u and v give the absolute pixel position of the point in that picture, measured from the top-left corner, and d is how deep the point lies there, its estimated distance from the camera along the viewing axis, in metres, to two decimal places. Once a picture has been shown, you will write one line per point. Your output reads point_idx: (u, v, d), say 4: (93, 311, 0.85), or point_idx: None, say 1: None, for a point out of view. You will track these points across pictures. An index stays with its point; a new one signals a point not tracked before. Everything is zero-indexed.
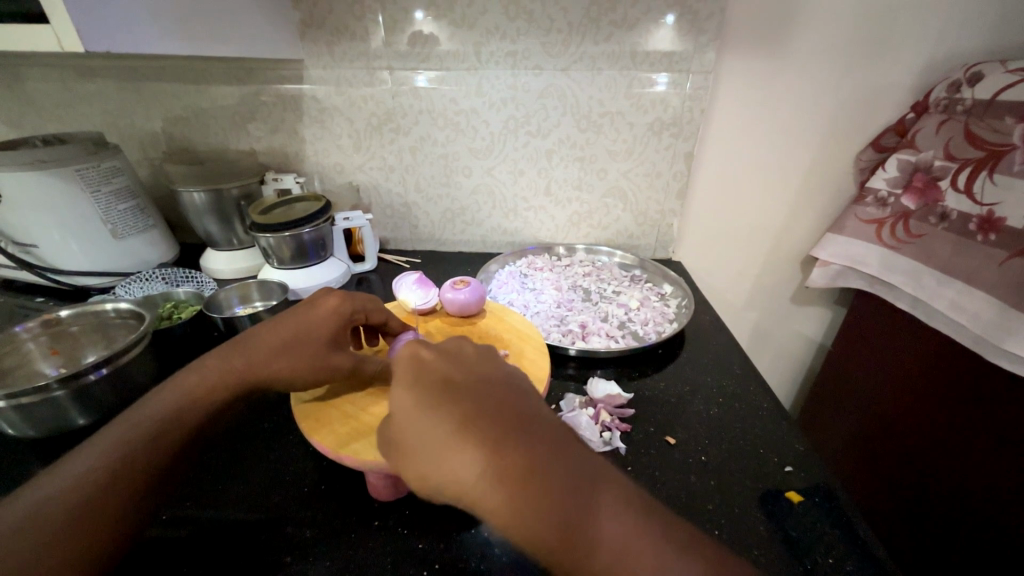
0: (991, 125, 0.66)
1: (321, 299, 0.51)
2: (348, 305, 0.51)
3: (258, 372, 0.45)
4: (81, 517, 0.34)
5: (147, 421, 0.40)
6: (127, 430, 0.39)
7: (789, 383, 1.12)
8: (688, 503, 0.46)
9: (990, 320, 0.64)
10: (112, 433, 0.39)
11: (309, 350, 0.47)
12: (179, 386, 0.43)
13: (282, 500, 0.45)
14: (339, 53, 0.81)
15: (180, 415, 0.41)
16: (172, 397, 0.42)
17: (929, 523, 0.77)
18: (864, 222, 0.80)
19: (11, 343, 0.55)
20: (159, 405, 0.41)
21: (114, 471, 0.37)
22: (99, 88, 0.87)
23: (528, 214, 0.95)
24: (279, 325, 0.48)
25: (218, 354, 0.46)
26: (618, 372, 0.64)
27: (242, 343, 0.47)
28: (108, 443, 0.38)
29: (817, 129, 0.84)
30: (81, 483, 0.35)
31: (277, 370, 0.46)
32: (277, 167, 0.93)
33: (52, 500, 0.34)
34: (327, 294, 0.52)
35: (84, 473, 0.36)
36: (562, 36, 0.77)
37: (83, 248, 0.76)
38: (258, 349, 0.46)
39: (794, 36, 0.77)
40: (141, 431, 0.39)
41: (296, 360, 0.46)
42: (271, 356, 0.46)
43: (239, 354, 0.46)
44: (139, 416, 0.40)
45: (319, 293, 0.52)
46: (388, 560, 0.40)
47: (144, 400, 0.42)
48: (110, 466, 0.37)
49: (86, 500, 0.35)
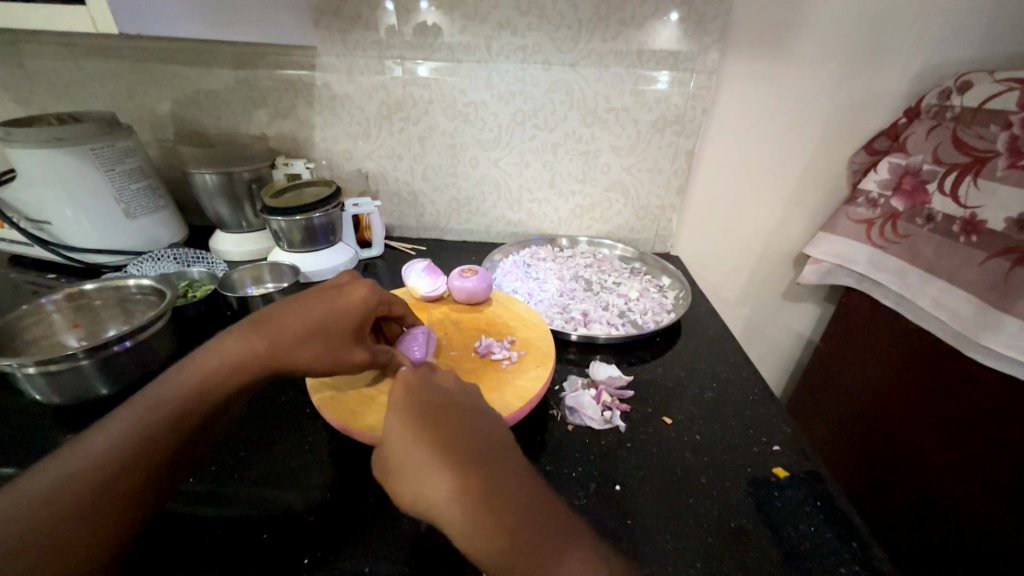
0: (978, 132, 0.69)
1: (350, 288, 0.52)
2: (375, 296, 0.52)
3: (281, 356, 0.46)
4: (94, 508, 0.36)
5: (165, 403, 0.42)
6: (143, 416, 0.41)
7: (778, 375, 1.16)
8: (684, 476, 0.49)
9: (968, 317, 0.68)
10: (124, 417, 0.41)
11: (331, 338, 0.48)
12: (197, 368, 0.44)
13: (302, 467, 0.48)
14: (352, 41, 0.82)
15: (195, 399, 0.43)
16: (191, 378, 0.43)
17: (912, 510, 0.81)
18: (855, 221, 0.84)
19: (36, 315, 0.57)
20: (176, 387, 0.43)
21: (126, 461, 0.38)
22: (110, 68, 0.87)
23: (532, 206, 0.98)
24: (305, 308, 0.49)
25: (238, 336, 0.47)
26: (618, 358, 0.67)
27: (263, 323, 0.48)
28: (121, 429, 0.40)
29: (814, 131, 0.87)
30: (98, 463, 0.37)
31: (303, 355, 0.47)
32: (287, 152, 0.94)
33: (66, 487, 0.36)
34: (354, 283, 0.53)
35: (98, 460, 0.38)
36: (572, 32, 0.79)
37: (96, 227, 0.78)
38: (280, 334, 0.47)
39: (795, 42, 0.80)
40: (161, 413, 0.41)
41: (321, 347, 0.47)
42: (293, 343, 0.47)
43: (261, 336, 0.46)
44: (158, 397, 0.42)
45: (344, 282, 0.54)
46: (405, 521, 0.43)
47: (163, 379, 0.43)
48: (122, 455, 0.38)
49: (97, 489, 0.36)
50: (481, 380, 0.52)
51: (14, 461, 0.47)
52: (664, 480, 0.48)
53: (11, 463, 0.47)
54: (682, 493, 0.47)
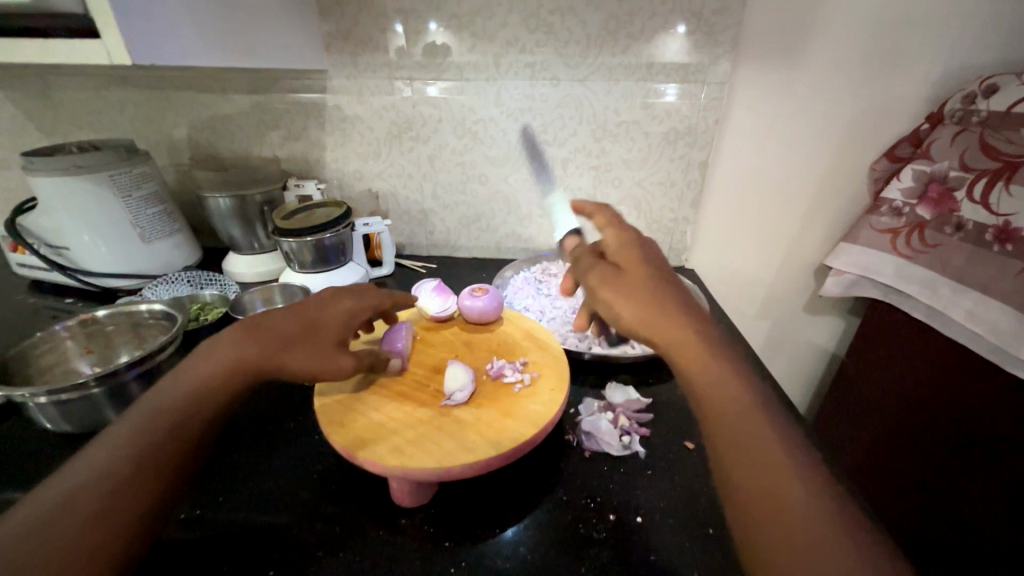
0: (1007, 137, 0.67)
1: (332, 300, 0.53)
2: (358, 307, 0.54)
3: (276, 357, 0.45)
4: (102, 521, 0.34)
5: (168, 410, 0.41)
6: (146, 426, 0.40)
7: (803, 391, 1.11)
8: (709, 505, 0.46)
9: (1007, 330, 0.65)
10: (124, 429, 0.39)
11: (324, 345, 0.48)
12: (197, 373, 0.44)
13: (309, 496, 0.46)
14: (362, 63, 0.83)
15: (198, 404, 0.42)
16: (190, 383, 0.43)
17: (956, 538, 0.76)
18: (879, 231, 0.81)
19: (50, 342, 0.57)
20: (178, 395, 0.42)
21: (130, 473, 0.37)
22: (130, 97, 0.90)
23: (542, 221, 0.97)
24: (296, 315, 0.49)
25: (228, 343, 0.46)
26: (635, 378, 0.65)
27: (256, 327, 0.47)
28: (123, 440, 0.39)
29: (831, 139, 0.84)
30: (101, 478, 0.36)
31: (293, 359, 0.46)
32: (299, 174, 0.95)
33: (71, 502, 0.35)
34: (333, 295, 0.54)
35: (97, 475, 0.36)
36: (580, 47, 0.79)
37: (113, 251, 0.79)
38: (273, 337, 0.47)
39: (808, 50, 0.78)
40: (164, 422, 0.40)
41: (310, 353, 0.47)
42: (288, 346, 0.46)
43: (256, 338, 0.46)
44: (159, 404, 0.41)
45: (326, 295, 0.54)
46: (417, 554, 0.41)
47: (163, 386, 0.42)
48: (125, 466, 0.37)
49: (104, 504, 0.35)
50: (494, 406, 0.50)
51: (24, 491, 0.47)
52: (687, 510, 0.45)
53: (18, 492, 0.47)
54: (708, 524, 0.44)
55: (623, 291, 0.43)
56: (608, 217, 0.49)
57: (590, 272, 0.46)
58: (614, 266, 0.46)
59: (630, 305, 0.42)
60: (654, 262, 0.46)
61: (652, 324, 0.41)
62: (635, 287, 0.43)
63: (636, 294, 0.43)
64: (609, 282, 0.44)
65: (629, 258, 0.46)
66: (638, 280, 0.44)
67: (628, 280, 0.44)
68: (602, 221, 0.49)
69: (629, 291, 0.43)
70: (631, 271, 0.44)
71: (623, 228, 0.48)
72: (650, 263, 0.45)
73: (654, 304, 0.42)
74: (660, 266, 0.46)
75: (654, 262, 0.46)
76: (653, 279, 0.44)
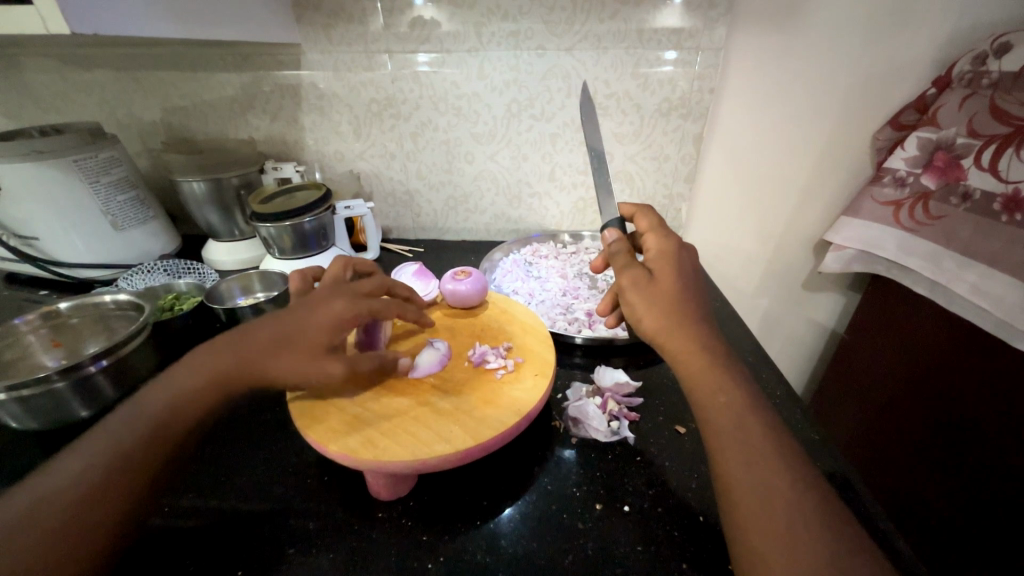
0: (1019, 99, 0.63)
1: (326, 301, 0.46)
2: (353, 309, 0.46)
3: (262, 368, 0.42)
4: (76, 528, 0.32)
5: (155, 417, 0.39)
6: (126, 430, 0.37)
7: (800, 370, 1.10)
8: (699, 492, 0.44)
9: (1013, 304, 0.62)
10: (106, 431, 0.37)
11: (308, 349, 0.44)
12: (186, 379, 0.41)
13: (284, 490, 0.44)
14: (337, 36, 0.79)
15: (184, 411, 0.40)
16: (178, 390, 0.40)
17: (954, 515, 0.74)
18: (880, 203, 0.78)
19: (12, 336, 0.55)
20: (167, 400, 0.40)
21: (109, 477, 0.35)
22: (96, 78, 0.86)
23: (532, 201, 0.93)
24: (285, 321, 0.44)
25: (215, 351, 0.43)
26: (625, 361, 0.63)
27: (243, 338, 0.44)
28: (102, 446, 0.36)
29: (832, 108, 0.80)
30: (82, 480, 0.34)
31: (277, 366, 0.43)
32: (277, 156, 0.91)
33: (44, 505, 0.33)
34: (331, 296, 0.47)
35: (78, 476, 0.34)
36: (567, 14, 0.74)
37: (85, 241, 0.76)
38: (256, 343, 0.43)
39: (808, 12, 0.74)
40: (150, 427, 0.38)
41: (295, 364, 0.43)
42: (271, 355, 0.43)
43: (243, 347, 0.43)
44: (147, 410, 0.39)
45: (322, 294, 0.48)
46: (392, 553, 0.39)
47: (153, 391, 0.40)
48: (107, 471, 0.35)
49: (79, 507, 0.33)
50: (475, 393, 0.48)
51: None
52: (677, 497, 0.44)
53: None
54: (699, 513, 0.42)
55: (657, 287, 0.44)
56: (651, 222, 0.50)
57: (625, 265, 0.46)
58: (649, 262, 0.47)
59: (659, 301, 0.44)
60: (687, 267, 0.47)
61: (676, 322, 0.43)
62: (668, 285, 0.44)
63: (667, 293, 0.44)
64: (643, 276, 0.45)
65: (665, 259, 0.47)
66: (671, 279, 0.45)
67: (661, 280, 0.45)
68: (645, 224, 0.50)
69: (663, 287, 0.44)
70: (667, 270, 0.46)
71: (665, 233, 0.49)
72: (684, 268, 0.47)
73: (682, 306, 0.43)
74: (693, 273, 0.47)
75: (688, 268, 0.47)
76: (684, 282, 0.45)
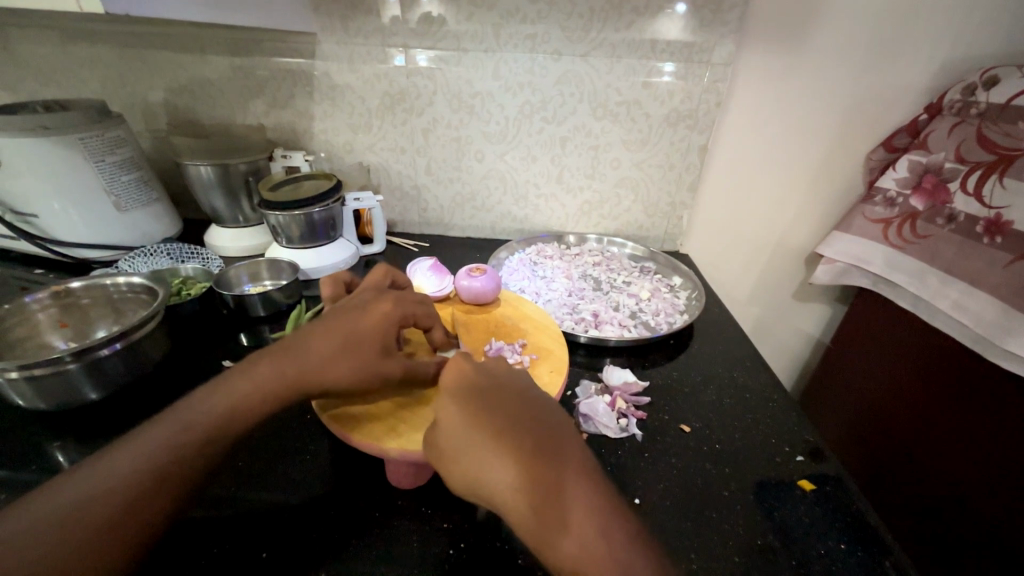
0: (1004, 129, 0.67)
1: (372, 306, 0.46)
2: (399, 311, 0.47)
3: (317, 376, 0.42)
4: (108, 533, 0.32)
5: (197, 424, 0.38)
6: (169, 438, 0.36)
7: (786, 376, 1.14)
8: (703, 486, 0.47)
9: (991, 321, 0.66)
10: (152, 433, 0.37)
11: (366, 351, 0.43)
12: (229, 394, 0.39)
13: (305, 476, 0.45)
14: (353, 28, 0.79)
15: (226, 422, 0.38)
16: (223, 401, 0.39)
17: (927, 519, 0.79)
18: (871, 221, 0.82)
19: (20, 315, 0.54)
20: (211, 407, 0.39)
21: (150, 482, 0.34)
22: (99, 54, 0.84)
23: (538, 202, 0.95)
24: (333, 326, 0.44)
25: (266, 360, 0.42)
26: (630, 361, 0.65)
27: (291, 349, 0.43)
28: (141, 451, 0.35)
29: (832, 127, 0.84)
30: (123, 483, 0.34)
31: (334, 372, 0.42)
32: (285, 144, 0.91)
33: (81, 510, 0.32)
34: (379, 299, 0.48)
35: (121, 479, 0.34)
36: (583, 21, 0.76)
37: (86, 220, 0.74)
38: (309, 354, 0.42)
39: (813, 35, 0.77)
40: (191, 434, 0.37)
41: (356, 366, 0.43)
42: (328, 361, 0.42)
43: (289, 358, 0.42)
44: (191, 416, 0.38)
45: (367, 298, 0.48)
46: (415, 540, 0.40)
47: (199, 398, 0.39)
48: (149, 476, 0.34)
49: (117, 512, 0.33)
50: None
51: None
52: (682, 492, 0.46)
53: None
54: (705, 507, 0.45)
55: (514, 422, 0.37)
56: None
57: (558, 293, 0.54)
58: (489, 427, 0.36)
59: (555, 507, 0.32)
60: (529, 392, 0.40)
61: (593, 515, 0.31)
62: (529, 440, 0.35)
63: (551, 499, 0.32)
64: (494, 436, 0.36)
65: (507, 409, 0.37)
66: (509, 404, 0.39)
67: None
68: None
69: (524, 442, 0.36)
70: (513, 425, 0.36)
71: None
72: (527, 399, 0.39)
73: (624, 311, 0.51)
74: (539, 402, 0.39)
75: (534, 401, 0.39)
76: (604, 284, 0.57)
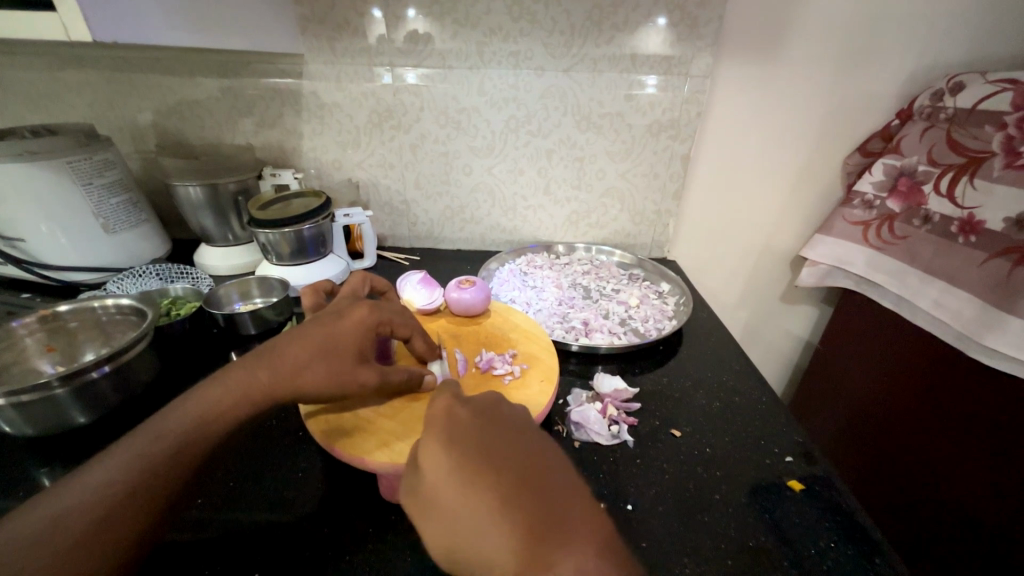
0: (972, 132, 0.69)
1: (349, 311, 0.47)
2: (376, 316, 0.47)
3: (291, 382, 0.42)
4: (87, 545, 0.32)
5: (170, 434, 0.38)
6: (147, 444, 0.37)
7: (777, 377, 1.15)
8: (695, 490, 0.47)
9: (970, 317, 0.68)
10: (127, 446, 0.37)
11: (340, 357, 0.44)
12: (204, 400, 0.40)
13: (296, 494, 0.45)
14: (340, 49, 0.80)
15: (202, 432, 0.39)
16: (196, 409, 0.39)
17: (919, 515, 0.79)
18: (852, 223, 0.84)
19: (7, 339, 0.54)
20: (186, 417, 0.39)
21: (126, 492, 0.34)
22: (87, 78, 0.84)
23: (527, 213, 0.96)
24: (309, 332, 0.44)
25: (239, 367, 0.43)
26: (620, 368, 0.66)
27: (266, 355, 0.43)
28: (117, 462, 0.36)
29: (808, 134, 0.87)
30: (102, 495, 0.34)
31: (309, 378, 0.42)
32: (275, 162, 0.92)
33: (57, 525, 0.32)
34: (354, 305, 0.48)
35: (97, 492, 0.34)
36: (565, 37, 0.78)
37: (74, 243, 0.74)
38: (283, 359, 0.43)
39: (786, 46, 0.80)
40: (166, 444, 0.37)
41: (330, 372, 0.43)
42: (301, 367, 0.43)
43: (264, 365, 0.42)
44: (163, 427, 0.38)
45: (346, 304, 0.49)
46: (408, 555, 0.40)
47: (172, 408, 0.39)
48: (129, 486, 0.34)
49: (94, 524, 0.33)
50: None
51: None
52: (674, 496, 0.47)
53: None
54: (696, 511, 0.45)
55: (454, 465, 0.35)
56: None
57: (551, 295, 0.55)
58: (480, 487, 0.32)
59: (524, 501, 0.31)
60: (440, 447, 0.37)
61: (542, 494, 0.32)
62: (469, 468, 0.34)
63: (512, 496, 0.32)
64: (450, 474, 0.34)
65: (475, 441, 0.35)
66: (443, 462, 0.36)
67: None
68: None
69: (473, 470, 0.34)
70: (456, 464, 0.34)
71: None
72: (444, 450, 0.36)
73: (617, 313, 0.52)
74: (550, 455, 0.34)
75: (538, 453, 0.34)
76: None
